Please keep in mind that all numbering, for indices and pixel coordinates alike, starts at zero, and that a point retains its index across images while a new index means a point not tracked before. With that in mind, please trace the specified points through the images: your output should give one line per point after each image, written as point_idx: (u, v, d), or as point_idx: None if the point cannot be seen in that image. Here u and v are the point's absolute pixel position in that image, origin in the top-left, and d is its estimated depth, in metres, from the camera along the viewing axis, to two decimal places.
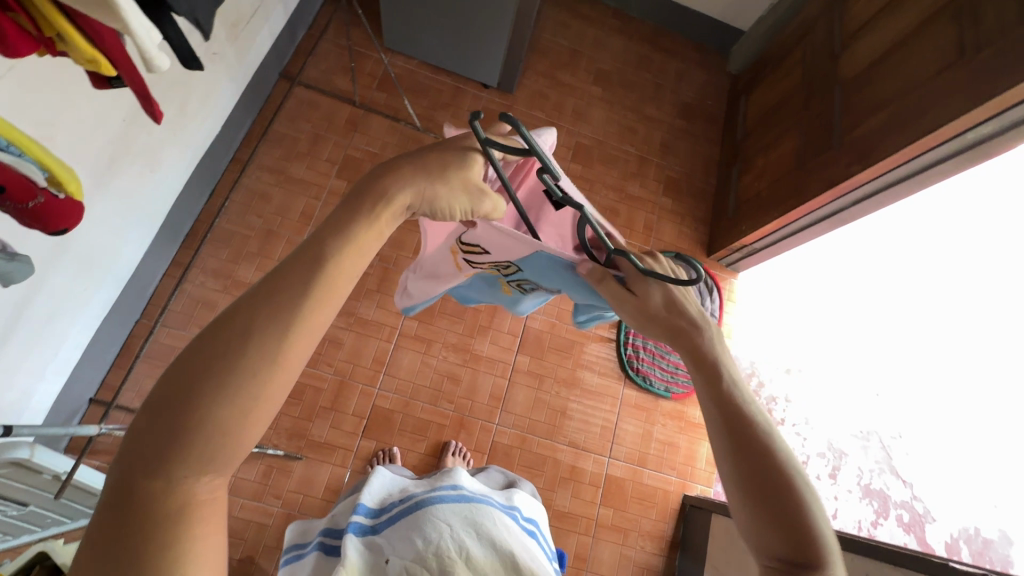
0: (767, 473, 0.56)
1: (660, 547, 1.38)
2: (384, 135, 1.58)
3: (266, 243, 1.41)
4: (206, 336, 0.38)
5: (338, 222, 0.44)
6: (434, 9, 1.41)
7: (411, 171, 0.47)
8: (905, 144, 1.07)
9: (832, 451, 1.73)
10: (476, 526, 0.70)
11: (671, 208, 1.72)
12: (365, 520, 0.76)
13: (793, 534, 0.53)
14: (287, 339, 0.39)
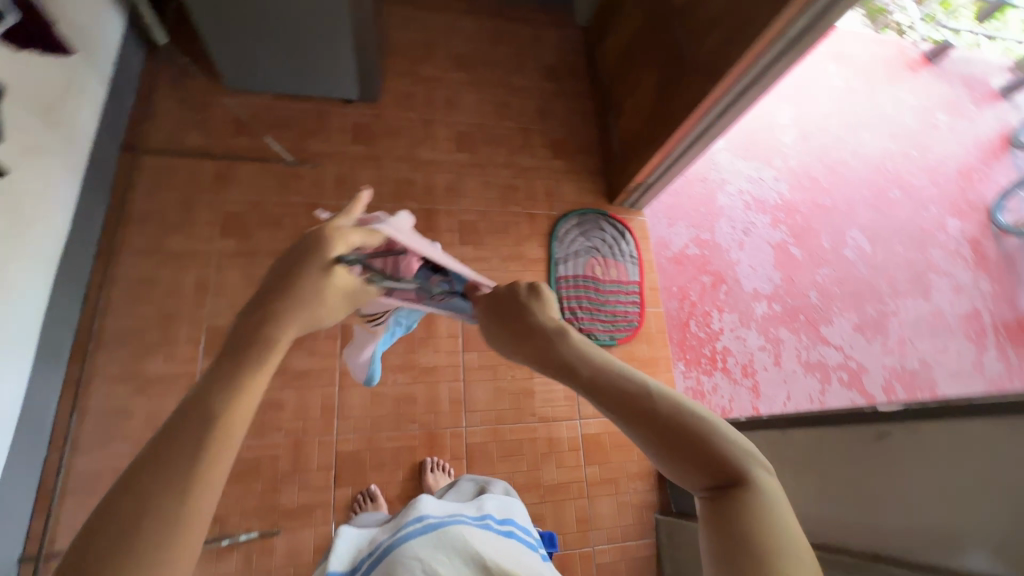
0: (657, 428, 0.50)
1: (650, 483, 1.45)
2: (259, 180, 1.49)
3: (167, 328, 1.31)
4: (115, 496, 0.43)
5: (223, 370, 0.51)
6: (266, 38, 1.34)
7: (278, 306, 0.55)
8: (744, 53, 1.16)
9: (771, 342, 1.87)
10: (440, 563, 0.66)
11: (566, 168, 1.76)
12: None
13: (706, 457, 0.49)
14: (195, 478, 0.45)
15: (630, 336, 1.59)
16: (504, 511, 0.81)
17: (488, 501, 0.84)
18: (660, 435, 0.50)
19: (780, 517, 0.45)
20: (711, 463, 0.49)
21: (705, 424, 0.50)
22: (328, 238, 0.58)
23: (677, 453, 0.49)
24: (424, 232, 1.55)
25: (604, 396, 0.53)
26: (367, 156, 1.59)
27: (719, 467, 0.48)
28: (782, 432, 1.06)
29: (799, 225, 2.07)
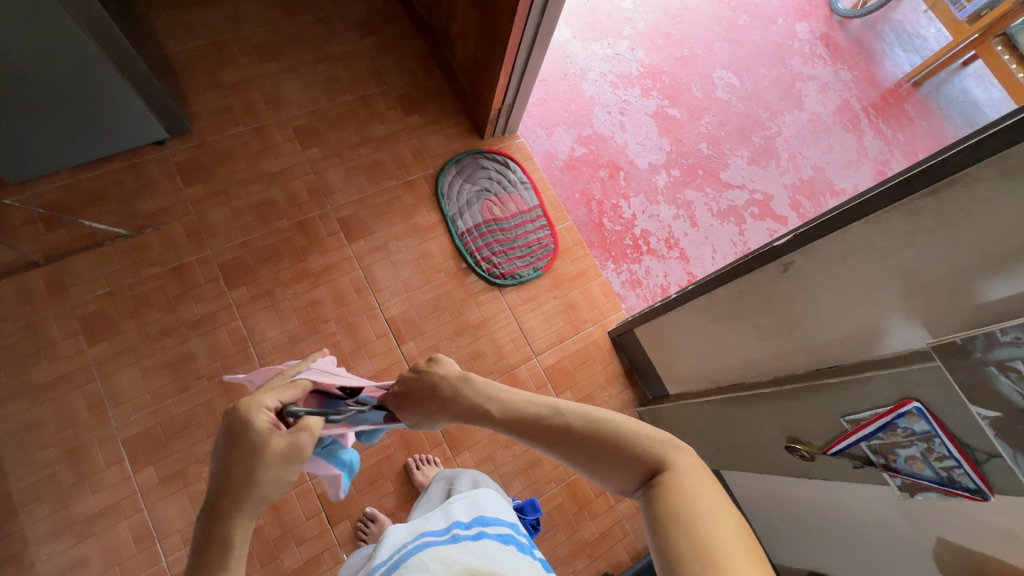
0: (580, 443, 0.58)
1: (622, 383, 1.50)
2: (103, 267, 1.32)
3: (80, 460, 1.18)
4: None
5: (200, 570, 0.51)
6: (19, 112, 1.12)
7: (230, 493, 0.55)
8: None
9: (683, 207, 1.91)
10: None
11: (423, 121, 1.64)
12: None
13: (629, 458, 0.56)
14: None
15: (552, 259, 1.58)
16: (475, 505, 0.71)
17: (458, 505, 0.71)
18: (583, 446, 0.58)
19: (702, 480, 0.52)
20: (631, 459, 0.56)
21: (619, 426, 0.58)
22: (249, 414, 0.58)
23: (605, 459, 0.57)
24: (307, 246, 1.43)
25: (531, 430, 0.61)
26: (210, 192, 1.43)
27: (642, 461, 0.56)
28: (708, 296, 1.10)
29: (668, 85, 2.06)
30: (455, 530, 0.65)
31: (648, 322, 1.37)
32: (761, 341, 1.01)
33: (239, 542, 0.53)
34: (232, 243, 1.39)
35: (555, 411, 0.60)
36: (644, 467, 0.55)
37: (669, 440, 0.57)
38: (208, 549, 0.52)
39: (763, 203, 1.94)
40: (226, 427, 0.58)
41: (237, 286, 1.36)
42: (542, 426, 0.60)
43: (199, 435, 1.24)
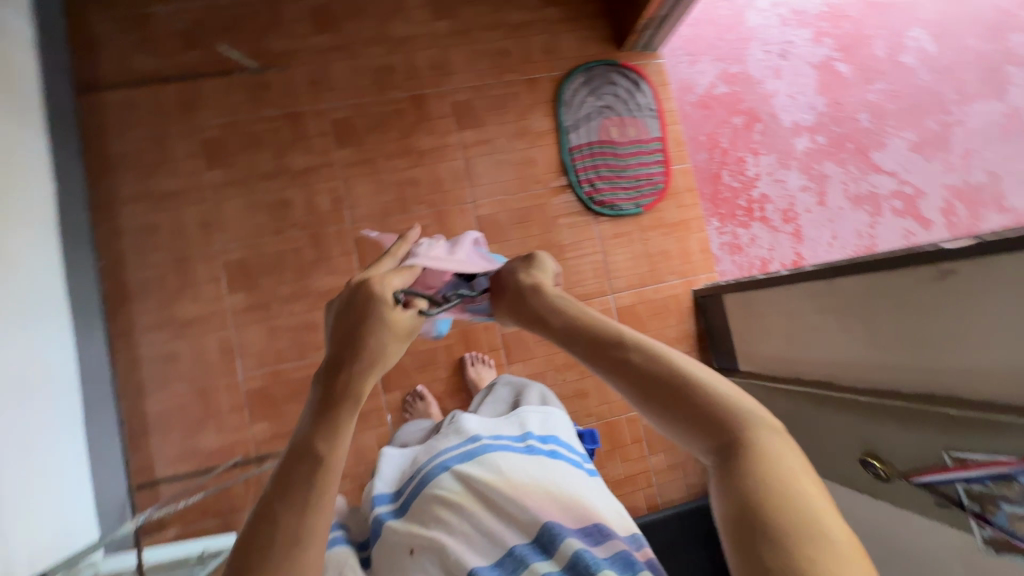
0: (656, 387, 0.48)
1: (691, 344, 1.44)
2: (228, 97, 1.35)
3: (185, 271, 1.30)
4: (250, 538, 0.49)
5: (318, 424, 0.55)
6: None
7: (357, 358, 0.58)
8: None
9: (815, 179, 1.70)
10: (478, 503, 0.58)
11: (562, 15, 1.49)
12: (387, 508, 0.64)
13: (705, 422, 0.46)
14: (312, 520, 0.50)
15: (656, 200, 1.47)
16: (549, 424, 0.72)
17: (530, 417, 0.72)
18: (652, 388, 0.49)
19: (787, 476, 0.42)
20: (707, 425, 0.46)
21: (707, 385, 0.48)
22: (375, 287, 0.61)
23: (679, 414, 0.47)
24: (416, 123, 1.41)
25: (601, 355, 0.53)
26: (336, 45, 1.40)
27: (718, 428, 0.46)
28: (826, 283, 0.98)
29: (847, 35, 1.76)
30: (532, 440, 0.67)
31: (742, 293, 1.27)
32: (869, 346, 0.91)
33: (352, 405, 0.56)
34: (346, 102, 1.39)
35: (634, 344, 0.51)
36: (719, 438, 0.45)
37: (759, 417, 0.46)
38: (334, 397, 0.56)
39: (910, 196, 1.63)
40: (353, 292, 0.62)
41: (343, 147, 1.38)
42: (611, 354, 0.52)
43: (286, 278, 1.33)
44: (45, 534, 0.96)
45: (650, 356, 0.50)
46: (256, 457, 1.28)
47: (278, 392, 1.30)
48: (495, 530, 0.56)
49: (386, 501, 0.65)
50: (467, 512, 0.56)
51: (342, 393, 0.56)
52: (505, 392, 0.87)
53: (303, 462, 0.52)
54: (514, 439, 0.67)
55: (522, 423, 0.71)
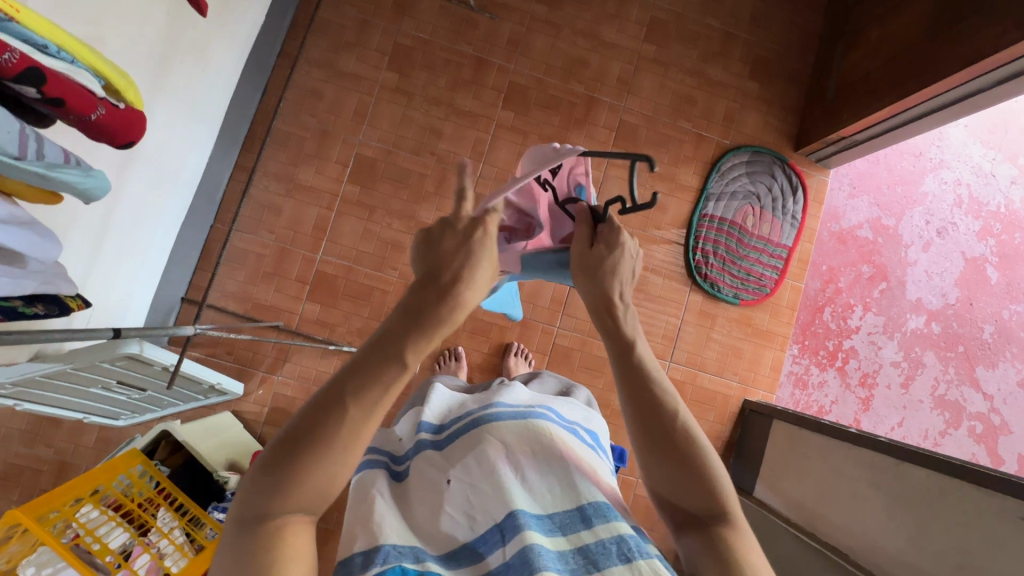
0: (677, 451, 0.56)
1: (717, 447, 1.41)
2: (436, 18, 1.42)
3: (323, 143, 1.38)
4: (299, 421, 0.45)
5: (398, 323, 0.47)
6: None
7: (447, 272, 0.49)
8: None
9: (910, 361, 1.63)
10: (526, 454, 0.65)
11: (758, 94, 1.48)
12: (429, 436, 0.72)
13: (701, 496, 0.55)
14: (360, 420, 0.45)
15: (755, 301, 1.45)
16: (587, 420, 0.85)
17: (572, 409, 0.84)
18: (673, 454, 0.56)
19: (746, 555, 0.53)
20: (703, 499, 0.55)
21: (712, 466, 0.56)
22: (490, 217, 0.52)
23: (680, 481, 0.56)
24: (580, 121, 1.43)
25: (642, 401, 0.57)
26: (548, 20, 1.44)
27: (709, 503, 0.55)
28: (896, 465, 0.95)
29: (1013, 245, 1.66)
30: (574, 428, 0.78)
31: (796, 428, 1.23)
32: (911, 544, 0.87)
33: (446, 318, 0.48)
34: (531, 72, 1.43)
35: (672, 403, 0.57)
36: (706, 511, 0.55)
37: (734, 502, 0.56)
38: (420, 307, 0.48)
39: (994, 429, 1.57)
40: (448, 221, 0.52)
41: (508, 109, 1.42)
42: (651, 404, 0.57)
43: (399, 194, 1.38)
44: (113, 300, 1.04)
45: (697, 438, 0.57)
46: (294, 330, 1.34)
47: (342, 285, 1.36)
48: (532, 482, 0.63)
49: (429, 429, 0.73)
50: (515, 460, 0.64)
51: (431, 305, 0.48)
52: (549, 383, 1.03)
53: (376, 359, 0.46)
54: (559, 421, 0.77)
55: (566, 411, 0.81)
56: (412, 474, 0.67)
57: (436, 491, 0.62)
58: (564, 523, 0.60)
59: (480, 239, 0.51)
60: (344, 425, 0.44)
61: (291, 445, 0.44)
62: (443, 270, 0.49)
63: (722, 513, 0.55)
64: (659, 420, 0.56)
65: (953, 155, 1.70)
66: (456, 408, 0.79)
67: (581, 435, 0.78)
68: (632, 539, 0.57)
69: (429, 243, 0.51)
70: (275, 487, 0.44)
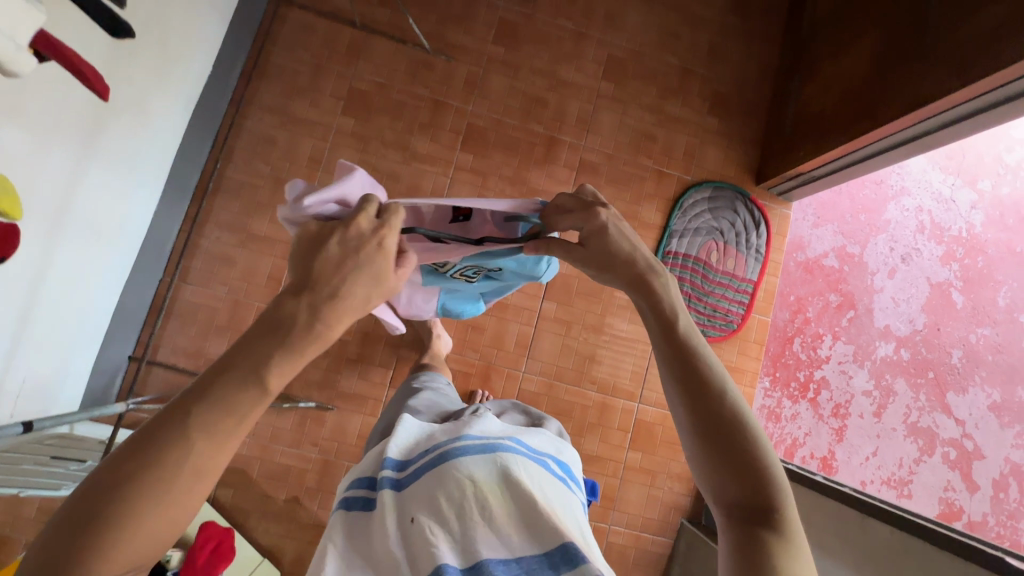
0: (726, 442, 0.56)
1: (689, 488, 1.38)
2: (391, 61, 1.40)
3: (276, 191, 1.34)
4: (139, 438, 0.40)
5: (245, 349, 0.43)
6: None
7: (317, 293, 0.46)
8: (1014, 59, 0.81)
9: (880, 389, 1.62)
10: (496, 495, 0.61)
11: (718, 129, 1.48)
12: (392, 474, 0.68)
13: (748, 482, 0.55)
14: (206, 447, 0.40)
15: (723, 337, 1.43)
16: (558, 450, 0.82)
17: (540, 441, 0.81)
18: (717, 441, 0.56)
19: (796, 554, 0.52)
20: (748, 483, 0.55)
21: (767, 457, 0.56)
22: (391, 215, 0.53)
23: (727, 469, 0.55)
24: (540, 160, 1.42)
25: (684, 380, 0.58)
26: (505, 61, 1.43)
27: (754, 493, 0.54)
28: (861, 519, 0.93)
29: (976, 269, 1.67)
30: (542, 459, 0.74)
31: None
32: None
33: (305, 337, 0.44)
34: (489, 113, 1.42)
35: (722, 386, 0.58)
36: (751, 503, 0.54)
37: (788, 495, 0.55)
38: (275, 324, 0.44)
39: (967, 454, 1.54)
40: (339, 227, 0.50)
41: (466, 151, 1.40)
42: (697, 391, 0.58)
43: None
44: (47, 369, 0.99)
45: (742, 420, 0.57)
46: None
47: None
48: (503, 526, 0.59)
49: (393, 466, 0.69)
50: (486, 504, 0.60)
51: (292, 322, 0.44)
52: (518, 418, 1.01)
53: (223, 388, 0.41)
54: (529, 454, 0.73)
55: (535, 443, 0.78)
56: (372, 517, 0.63)
57: (400, 535, 0.58)
58: (531, 568, 0.56)
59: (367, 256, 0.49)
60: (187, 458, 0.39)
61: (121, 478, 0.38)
62: (351, 265, 0.48)
63: (773, 507, 0.54)
64: (705, 406, 0.57)
65: (912, 181, 1.72)
66: (424, 441, 0.75)
67: (549, 468, 0.74)
68: (563, 551, 0.56)
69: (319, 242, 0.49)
70: (136, 483, 0.38)
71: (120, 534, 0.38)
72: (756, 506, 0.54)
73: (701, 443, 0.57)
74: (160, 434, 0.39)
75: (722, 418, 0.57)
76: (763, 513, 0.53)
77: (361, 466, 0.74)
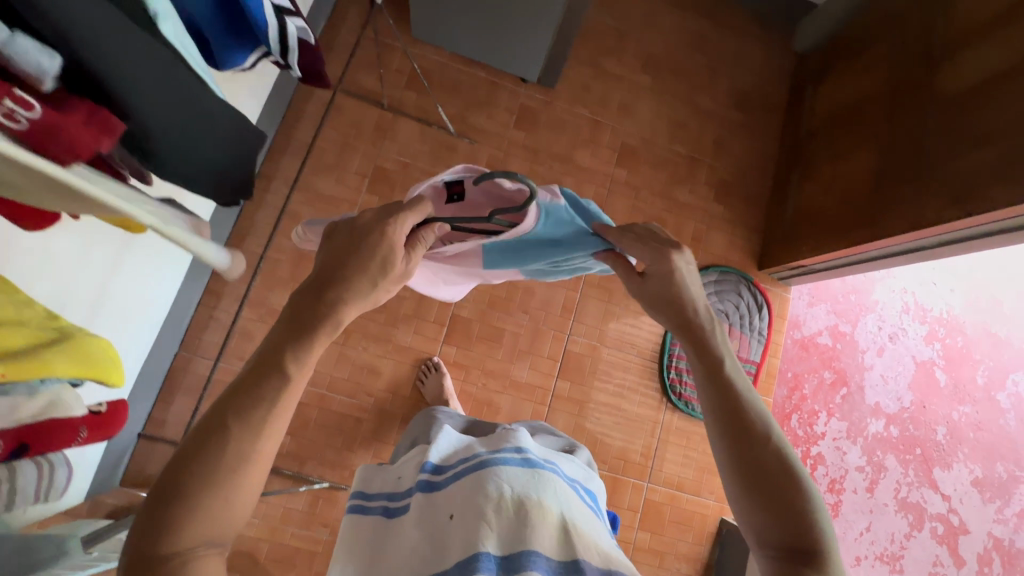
0: (767, 474, 0.58)
1: (696, 569, 1.40)
2: (416, 142, 1.45)
3: (298, 266, 1.36)
4: (200, 433, 0.48)
5: (284, 340, 0.52)
6: None
7: (341, 287, 0.55)
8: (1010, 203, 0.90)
9: (872, 465, 1.68)
10: (532, 496, 0.64)
11: (723, 215, 1.57)
12: (429, 477, 0.72)
13: (791, 521, 0.56)
14: (257, 430, 0.49)
15: None
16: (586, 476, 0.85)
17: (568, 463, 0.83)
18: (764, 474, 0.58)
19: None
20: (788, 517, 0.56)
21: (814, 496, 0.58)
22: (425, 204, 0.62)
23: (767, 501, 0.57)
24: None
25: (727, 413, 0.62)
26: (525, 145, 1.50)
27: (794, 528, 0.55)
28: None
29: (956, 348, 1.77)
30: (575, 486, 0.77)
31: None
32: None
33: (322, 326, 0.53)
34: None
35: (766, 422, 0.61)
36: (796, 541, 0.55)
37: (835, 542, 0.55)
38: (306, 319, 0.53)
39: (954, 529, 1.63)
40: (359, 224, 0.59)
41: None
42: (740, 419, 0.61)
43: (376, 317, 1.36)
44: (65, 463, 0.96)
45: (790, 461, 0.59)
46: None
47: (314, 414, 1.30)
48: (537, 521, 0.61)
49: (432, 469, 0.73)
50: (525, 507, 0.62)
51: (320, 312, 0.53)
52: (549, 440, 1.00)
53: (265, 377, 0.50)
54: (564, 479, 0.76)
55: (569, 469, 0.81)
56: (406, 519, 0.67)
57: (441, 533, 0.63)
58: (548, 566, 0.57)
59: (378, 245, 0.58)
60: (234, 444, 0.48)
61: (187, 465, 0.46)
62: (361, 263, 0.57)
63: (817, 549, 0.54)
64: (751, 438, 0.60)
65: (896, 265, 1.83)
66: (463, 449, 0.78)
67: (582, 497, 0.76)
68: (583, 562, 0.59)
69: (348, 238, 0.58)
70: (195, 468, 0.47)
71: (193, 520, 0.46)
72: (800, 546, 0.54)
73: (744, 477, 0.59)
74: (218, 429, 0.48)
75: (771, 449, 0.60)
76: (806, 551, 0.54)
77: (395, 474, 0.79)
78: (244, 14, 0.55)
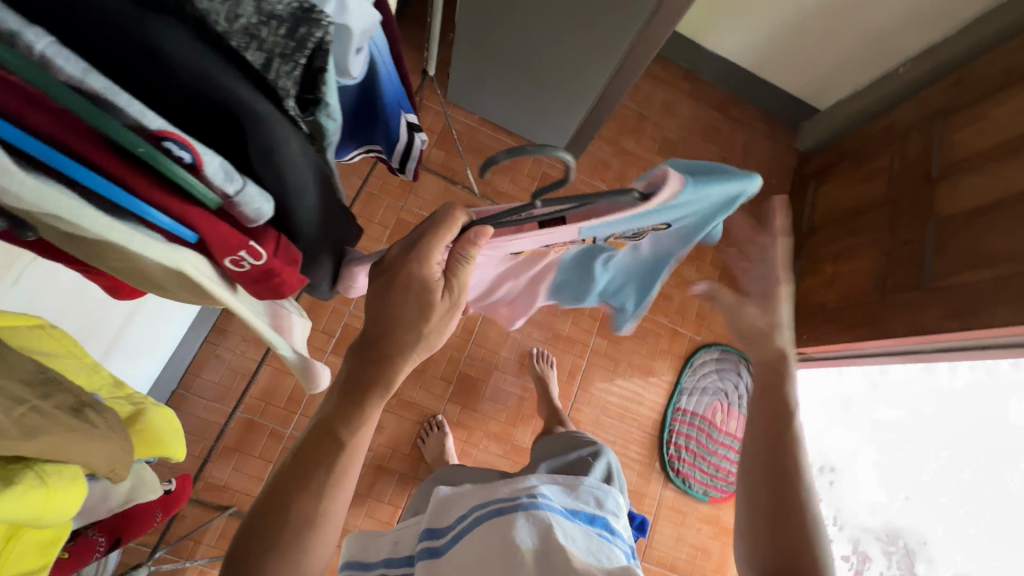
0: (785, 537, 0.59)
1: None
2: (440, 200, 1.48)
3: (310, 311, 1.34)
4: (266, 503, 0.52)
5: (342, 411, 0.53)
6: (504, 65, 1.27)
7: (391, 343, 0.54)
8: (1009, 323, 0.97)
9: (857, 554, 1.67)
10: (532, 549, 0.54)
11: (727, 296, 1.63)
12: (429, 539, 0.63)
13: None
14: (322, 500, 0.53)
15: (723, 498, 1.48)
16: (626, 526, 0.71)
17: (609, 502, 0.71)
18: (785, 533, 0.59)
19: None
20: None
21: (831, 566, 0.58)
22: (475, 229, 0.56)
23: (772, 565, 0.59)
24: (568, 307, 1.50)
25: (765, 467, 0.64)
26: None
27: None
28: None
29: None
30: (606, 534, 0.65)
31: None
32: None
33: (377, 384, 0.54)
34: None
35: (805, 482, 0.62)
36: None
37: None
38: (361, 385, 0.54)
39: None
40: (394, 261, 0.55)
41: None
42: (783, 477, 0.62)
43: None
44: None
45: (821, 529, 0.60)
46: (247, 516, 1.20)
47: None
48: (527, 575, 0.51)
49: (430, 531, 0.64)
50: (519, 559, 0.52)
51: (372, 381, 0.54)
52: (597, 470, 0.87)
53: (323, 446, 0.53)
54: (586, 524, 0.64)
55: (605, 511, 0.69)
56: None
57: None
58: None
59: (418, 285, 0.54)
60: (301, 515, 0.52)
61: (259, 533, 0.51)
62: (398, 308, 0.54)
63: None
64: (786, 499, 0.61)
65: None
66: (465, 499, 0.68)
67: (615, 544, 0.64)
68: None
69: (387, 282, 0.54)
70: (264, 536, 0.51)
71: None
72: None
73: (763, 530, 0.61)
74: (282, 498, 0.52)
75: (807, 519, 0.60)
76: None
77: (392, 539, 0.71)
78: (378, 122, 0.57)
